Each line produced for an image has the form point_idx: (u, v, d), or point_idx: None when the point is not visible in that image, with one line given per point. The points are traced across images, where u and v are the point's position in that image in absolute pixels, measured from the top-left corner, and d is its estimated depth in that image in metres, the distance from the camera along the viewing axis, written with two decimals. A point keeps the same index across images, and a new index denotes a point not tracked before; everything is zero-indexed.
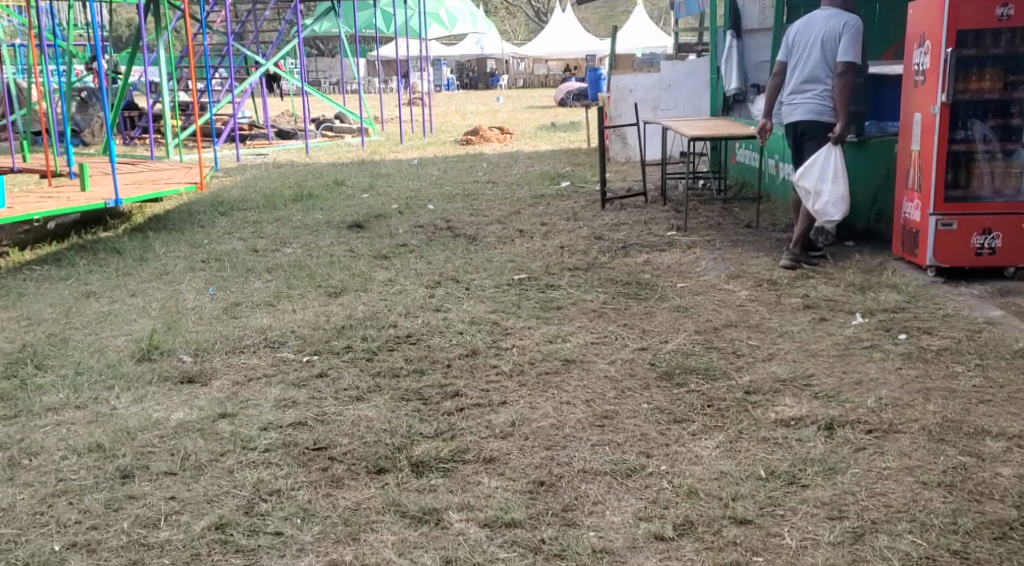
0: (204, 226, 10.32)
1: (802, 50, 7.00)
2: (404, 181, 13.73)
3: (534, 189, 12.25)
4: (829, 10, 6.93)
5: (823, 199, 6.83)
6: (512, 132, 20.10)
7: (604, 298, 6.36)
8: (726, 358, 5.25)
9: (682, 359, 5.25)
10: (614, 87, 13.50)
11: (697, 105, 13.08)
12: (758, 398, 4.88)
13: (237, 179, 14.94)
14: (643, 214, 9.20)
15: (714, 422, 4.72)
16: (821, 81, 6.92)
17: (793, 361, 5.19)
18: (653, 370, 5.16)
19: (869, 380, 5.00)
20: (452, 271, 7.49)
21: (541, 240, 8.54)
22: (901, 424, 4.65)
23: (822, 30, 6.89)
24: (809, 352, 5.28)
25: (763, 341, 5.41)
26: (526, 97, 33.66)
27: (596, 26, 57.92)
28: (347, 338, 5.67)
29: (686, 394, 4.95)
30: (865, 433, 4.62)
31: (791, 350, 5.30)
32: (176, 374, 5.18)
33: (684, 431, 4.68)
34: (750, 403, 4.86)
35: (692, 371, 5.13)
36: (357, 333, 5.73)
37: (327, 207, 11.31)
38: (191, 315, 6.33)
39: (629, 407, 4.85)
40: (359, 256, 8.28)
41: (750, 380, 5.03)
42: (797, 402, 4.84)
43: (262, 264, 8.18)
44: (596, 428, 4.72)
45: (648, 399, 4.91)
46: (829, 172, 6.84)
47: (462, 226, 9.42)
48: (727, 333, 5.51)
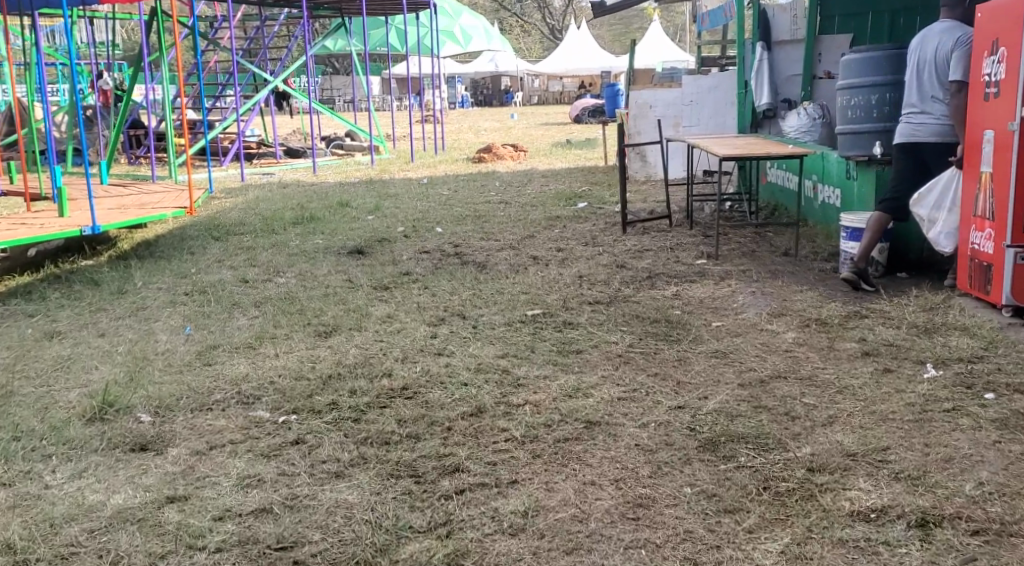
0: (194, 253, 9.61)
1: (916, 67, 6.24)
2: (413, 202, 12.99)
3: (549, 210, 11.48)
4: (945, 23, 6.16)
5: (937, 229, 6.15)
6: (526, 150, 19.36)
7: (629, 339, 5.59)
8: (778, 423, 4.50)
9: (726, 423, 4.50)
10: (633, 103, 12.74)
11: (721, 122, 12.31)
12: (825, 479, 4.15)
13: (238, 200, 14.23)
14: (669, 238, 8.43)
15: (775, 515, 4.00)
16: (937, 99, 6.14)
17: (860, 430, 4.44)
18: (693, 438, 4.42)
19: (960, 458, 4.25)
20: (458, 304, 6.72)
21: (557, 268, 7.77)
22: (1013, 524, 3.92)
23: (936, 47, 6.13)
24: (878, 417, 4.52)
25: (817, 400, 4.64)
26: (542, 114, 32.94)
27: (612, 42, 57.30)
28: (333, 392, 4.91)
29: (735, 473, 4.21)
30: (970, 536, 3.88)
31: (855, 415, 4.54)
32: (128, 440, 4.49)
33: (739, 526, 3.95)
34: (816, 488, 4.12)
35: (741, 439, 4.39)
36: (345, 385, 4.96)
37: (329, 231, 10.57)
38: (159, 361, 5.60)
39: (668, 492, 4.12)
40: (358, 287, 7.53)
41: (811, 454, 4.29)
42: (873, 487, 4.10)
43: (250, 297, 7.45)
44: (630, 523, 3.98)
45: (689, 479, 4.18)
46: (948, 202, 6.08)
47: (470, 253, 8.66)
48: (775, 389, 4.75)
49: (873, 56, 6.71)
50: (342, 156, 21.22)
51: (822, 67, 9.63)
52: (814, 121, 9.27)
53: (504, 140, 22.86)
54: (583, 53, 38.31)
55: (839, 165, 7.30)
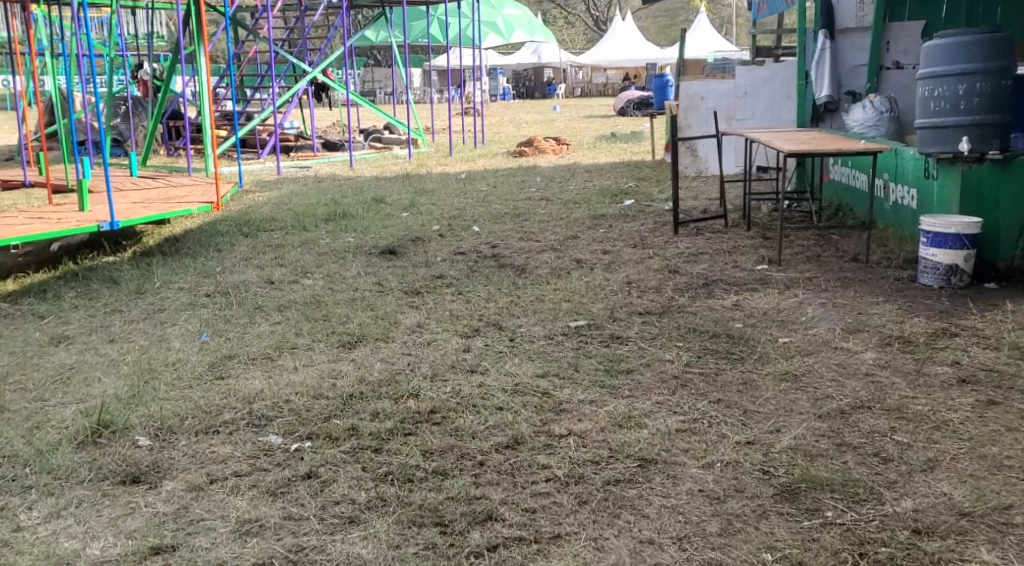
0: (220, 251, 9.12)
1: None
2: (450, 199, 12.44)
3: (594, 209, 10.90)
4: None
5: None
6: (569, 143, 18.83)
7: (685, 357, 5.03)
8: (869, 467, 4.07)
9: (806, 465, 4.08)
10: (684, 94, 12.32)
11: (776, 114, 11.66)
12: (937, 548, 3.71)
13: (271, 194, 13.80)
14: (725, 240, 7.86)
15: None
16: None
17: (968, 482, 3.99)
18: (768, 486, 3.99)
19: None
20: (497, 313, 6.19)
21: (604, 272, 7.22)
22: None
23: None
24: (992, 466, 4.07)
25: (909, 440, 4.21)
26: (586, 107, 32.30)
27: (655, 35, 56.59)
28: (352, 415, 4.44)
29: (822, 533, 3.78)
30: None
31: (960, 463, 4.08)
32: (117, 470, 4.10)
33: None
34: (925, 557, 3.69)
35: (827, 488, 3.97)
36: (365, 408, 4.48)
37: (361, 229, 10.07)
38: (168, 373, 5.10)
39: (743, 555, 3.69)
40: (391, 290, 7.04)
41: (913, 511, 3.86)
42: (1000, 558, 3.66)
43: (277, 298, 6.99)
44: None
45: (769, 539, 3.75)
46: None
47: (509, 254, 8.11)
48: (857, 427, 4.29)
49: (961, 41, 6.07)
50: (382, 148, 20.84)
51: (891, 56, 8.98)
52: (880, 115, 8.61)
53: (546, 133, 22.31)
54: (627, 45, 37.60)
55: (916, 163, 6.69)
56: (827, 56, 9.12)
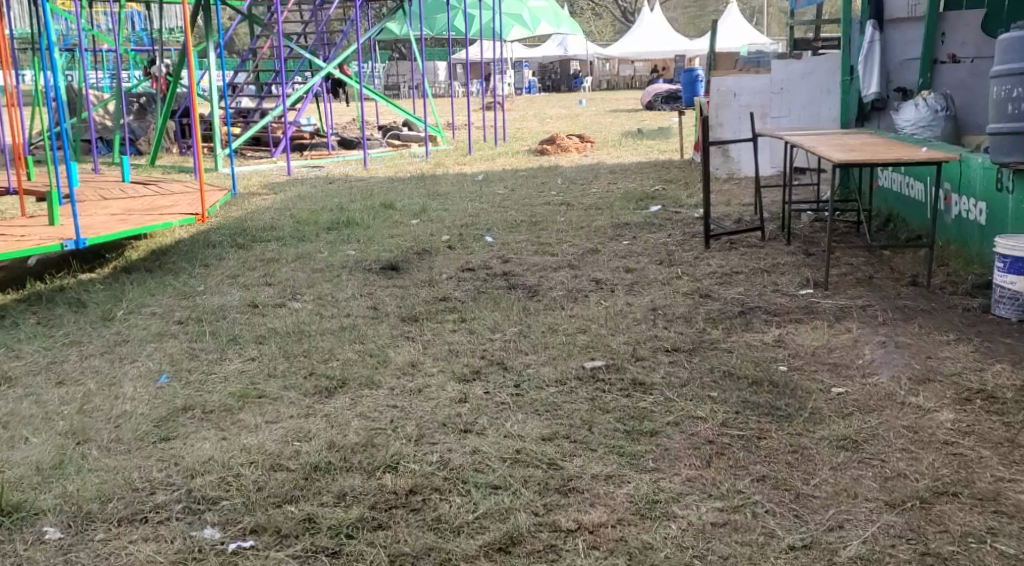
0: (206, 266, 8.26)
1: None
2: (464, 203, 11.62)
3: (616, 216, 10.09)
4: None
5: None
6: (594, 140, 17.98)
7: (722, 415, 4.29)
8: None
9: None
10: (714, 90, 11.56)
11: (816, 112, 10.97)
12: None
13: (279, 197, 13.07)
14: (761, 257, 7.08)
15: None
16: None
17: None
18: None
19: None
20: (504, 349, 5.40)
21: (625, 296, 6.43)
22: None
23: None
24: None
25: (1015, 552, 3.57)
26: (612, 101, 31.37)
27: (685, 27, 55.52)
28: (309, 503, 3.85)
29: None
30: None
31: None
32: None
33: None
34: None
35: None
36: (324, 492, 3.90)
37: (365, 239, 9.31)
38: (108, 431, 4.35)
39: None
40: (390, 316, 6.29)
41: None
42: None
43: (260, 323, 6.25)
44: None
45: None
46: None
47: (522, 272, 7.31)
48: (939, 529, 3.67)
49: None
50: (399, 146, 20.08)
51: (946, 49, 8.12)
52: (936, 114, 7.72)
53: (571, 128, 21.46)
54: (656, 37, 36.62)
55: (986, 172, 5.87)
56: (877, 49, 8.28)
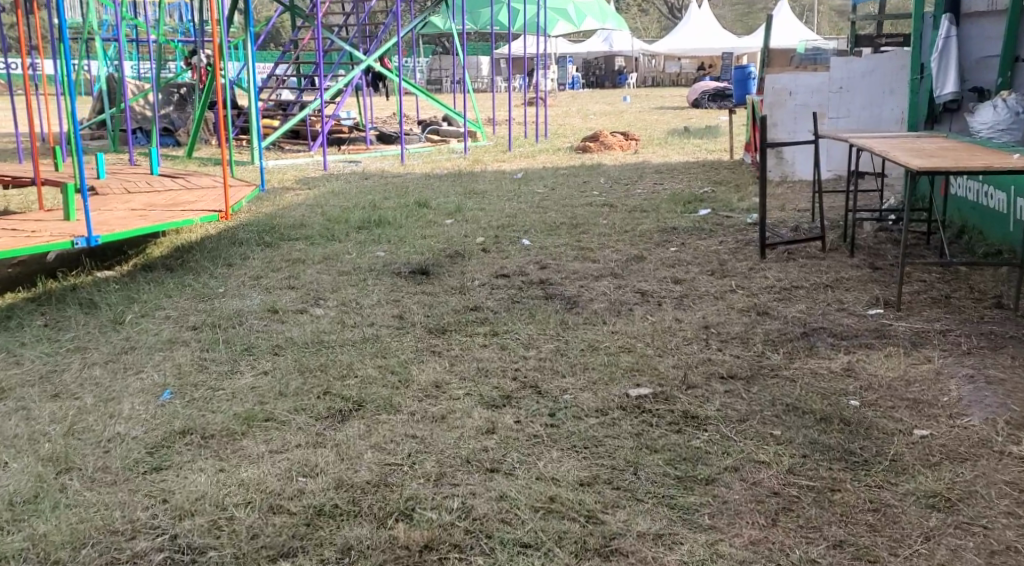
0: (227, 265, 7.74)
1: None
2: (502, 203, 11.18)
3: (663, 219, 9.59)
4: None
5: None
6: (638, 138, 17.43)
7: (787, 460, 4.02)
8: None
9: None
10: (769, 88, 11.09)
11: (877, 111, 10.41)
12: None
13: (314, 193, 12.68)
14: (823, 270, 6.65)
15: None
16: None
17: None
18: None
19: None
20: (543, 365, 4.97)
21: (675, 311, 5.96)
22: None
23: None
24: None
25: None
26: (658, 97, 30.74)
27: (733, 24, 54.65)
28: (304, 557, 3.66)
29: None
30: None
31: None
32: None
33: None
34: None
35: None
36: (317, 542, 3.71)
37: (398, 239, 8.91)
38: (94, 466, 4.08)
39: None
40: (422, 324, 5.87)
41: None
42: None
43: (284, 327, 5.87)
44: None
45: None
46: None
47: (563, 281, 6.88)
48: None
49: None
50: (438, 141, 19.64)
51: None
52: (1017, 116, 7.11)
53: (615, 126, 20.93)
54: (703, 34, 35.92)
55: None
56: (952, 45, 7.79)
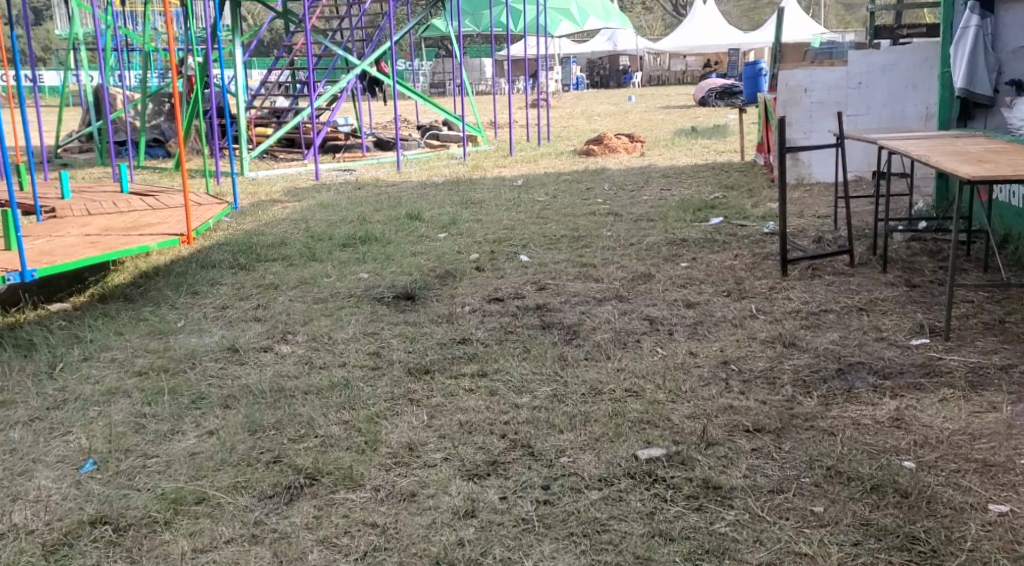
0: (192, 293, 6.99)
1: None
2: (499, 214, 10.45)
3: (672, 229, 8.85)
4: None
5: None
6: (644, 139, 16.71)
7: (832, 555, 3.46)
8: None
9: None
10: (783, 85, 10.29)
11: (899, 108, 9.75)
12: None
13: (302, 205, 12.00)
14: (853, 290, 5.96)
15: None
16: None
17: None
18: None
19: None
20: (536, 413, 4.28)
21: (689, 343, 5.21)
22: None
23: None
24: None
25: None
26: (663, 96, 30.00)
27: (738, 21, 53.98)
28: None
29: None
30: None
31: None
32: None
33: None
34: None
35: None
36: None
37: (384, 257, 8.20)
38: None
39: None
40: (402, 359, 5.17)
41: None
42: None
43: (244, 369, 5.17)
44: None
45: None
46: None
47: (562, 304, 6.17)
48: None
49: None
50: (436, 146, 18.93)
51: None
52: None
53: (620, 127, 20.21)
54: (708, 31, 35.18)
55: None
56: (969, 35, 7.17)
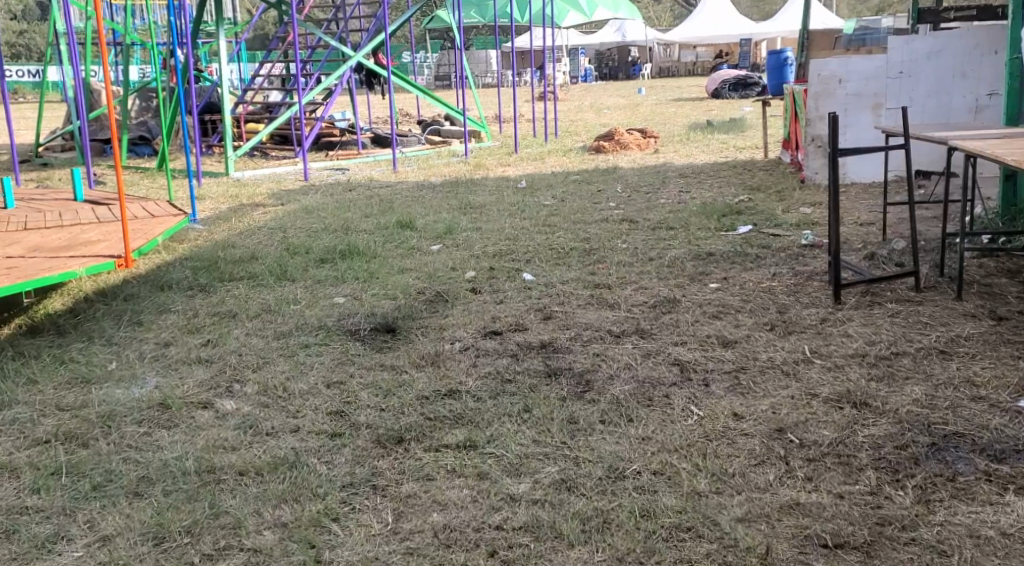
0: (135, 322, 5.93)
1: None
2: (500, 220, 9.43)
3: (697, 242, 7.78)
4: None
5: None
6: (658, 134, 15.66)
7: None
8: None
9: None
10: (815, 75, 9.19)
11: (946, 100, 8.64)
12: None
13: (286, 210, 10.98)
14: (922, 326, 4.96)
15: None
16: None
17: None
18: None
19: None
20: (537, 513, 3.47)
21: (732, 401, 4.17)
22: None
23: None
24: None
25: None
26: (674, 88, 28.85)
27: (748, 12, 52.88)
28: None
29: None
30: None
31: None
32: None
33: None
34: None
35: None
36: None
37: (367, 274, 7.16)
38: None
39: None
40: (373, 420, 4.13)
41: None
42: None
43: (173, 433, 4.13)
44: None
45: None
46: None
47: (571, 341, 5.13)
48: None
49: None
50: (437, 143, 17.88)
51: None
52: None
53: (630, 120, 19.16)
54: (720, 21, 34.00)
55: None
56: None
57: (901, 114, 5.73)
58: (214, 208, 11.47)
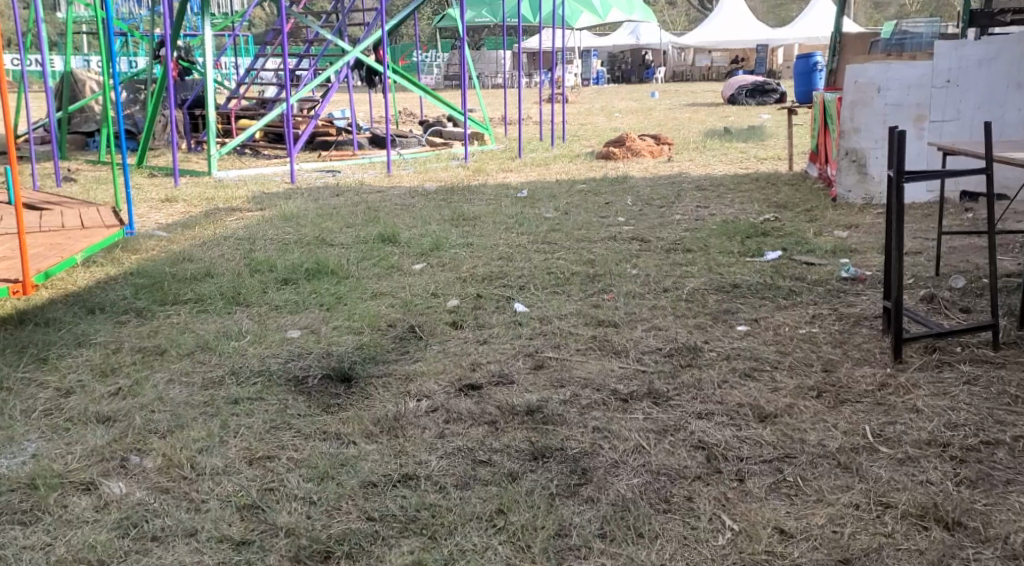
0: (39, 359, 4.89)
1: None
2: (494, 236, 8.39)
3: (719, 271, 6.71)
4: None
5: None
6: (672, 141, 14.61)
7: None
8: None
9: None
10: (849, 82, 7.99)
11: (998, 113, 7.57)
12: None
13: (262, 217, 9.95)
14: (1005, 401, 3.98)
15: None
16: None
17: None
18: None
19: None
20: None
21: (772, 516, 3.30)
22: None
23: None
24: None
25: None
26: (688, 92, 27.75)
27: (765, 18, 51.78)
28: None
29: None
30: None
31: None
32: None
33: None
34: None
35: None
36: None
37: (333, 299, 6.11)
38: None
39: None
40: (298, 521, 3.28)
41: None
42: None
43: (30, 531, 3.28)
44: None
45: None
46: None
47: (567, 404, 4.10)
48: None
49: None
50: (438, 145, 16.84)
51: None
52: None
53: (641, 125, 18.09)
54: (736, 25, 32.92)
55: None
56: None
57: (983, 130, 4.67)
58: (184, 213, 10.45)
